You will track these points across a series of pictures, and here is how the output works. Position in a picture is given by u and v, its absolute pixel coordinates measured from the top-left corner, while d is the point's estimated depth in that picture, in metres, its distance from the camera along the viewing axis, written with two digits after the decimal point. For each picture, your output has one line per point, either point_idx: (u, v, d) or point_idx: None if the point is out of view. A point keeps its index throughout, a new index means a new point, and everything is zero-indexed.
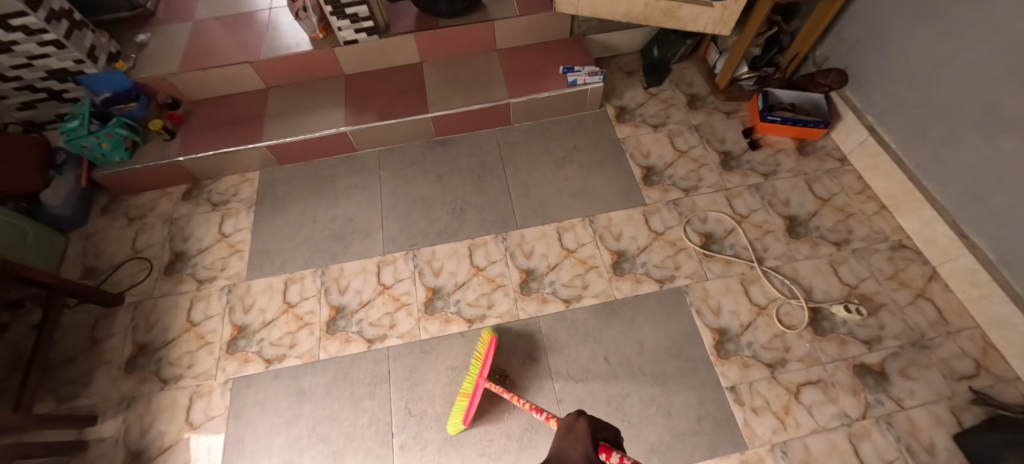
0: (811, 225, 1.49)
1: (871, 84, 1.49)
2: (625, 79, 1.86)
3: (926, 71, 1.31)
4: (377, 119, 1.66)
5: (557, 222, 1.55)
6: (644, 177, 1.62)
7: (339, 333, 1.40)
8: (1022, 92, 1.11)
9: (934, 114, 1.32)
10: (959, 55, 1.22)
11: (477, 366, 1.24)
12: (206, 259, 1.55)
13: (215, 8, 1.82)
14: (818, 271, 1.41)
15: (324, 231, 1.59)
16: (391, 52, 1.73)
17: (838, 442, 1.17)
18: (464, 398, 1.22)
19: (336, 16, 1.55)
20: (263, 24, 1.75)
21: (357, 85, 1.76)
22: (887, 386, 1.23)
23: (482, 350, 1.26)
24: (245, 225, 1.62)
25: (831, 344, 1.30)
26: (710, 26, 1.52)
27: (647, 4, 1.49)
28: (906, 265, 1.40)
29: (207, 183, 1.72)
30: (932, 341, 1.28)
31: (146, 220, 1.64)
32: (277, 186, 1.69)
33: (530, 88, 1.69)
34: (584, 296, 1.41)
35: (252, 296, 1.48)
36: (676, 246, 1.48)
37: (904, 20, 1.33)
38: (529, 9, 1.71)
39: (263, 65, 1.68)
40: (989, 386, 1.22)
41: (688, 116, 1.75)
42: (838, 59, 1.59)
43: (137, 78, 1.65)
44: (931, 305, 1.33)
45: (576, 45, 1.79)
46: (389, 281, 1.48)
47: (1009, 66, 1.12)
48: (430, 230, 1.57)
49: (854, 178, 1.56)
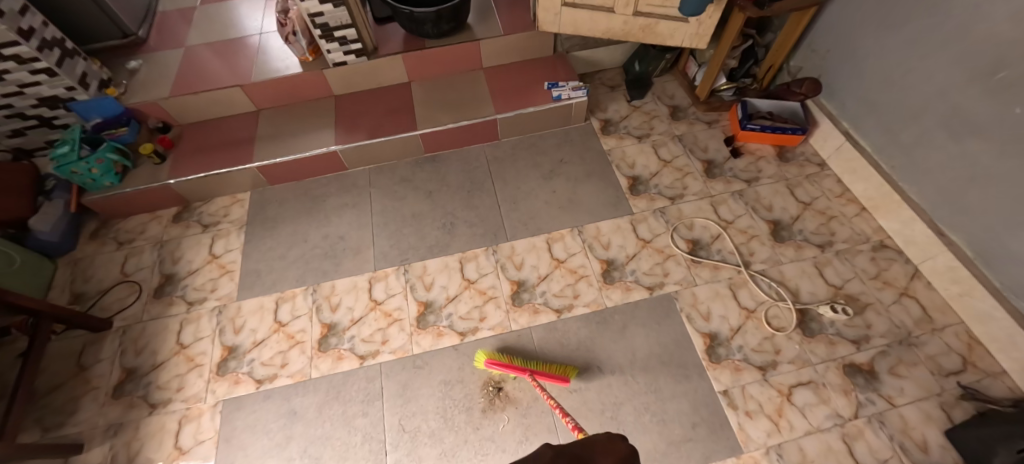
0: (795, 229, 1.52)
1: (844, 91, 1.54)
2: (609, 94, 1.91)
3: (895, 77, 1.36)
4: (366, 137, 1.69)
5: (546, 233, 1.57)
6: (631, 187, 1.65)
7: (331, 350, 1.40)
8: (987, 93, 1.15)
9: (905, 118, 1.37)
10: (922, 62, 1.27)
11: (537, 367, 1.27)
12: (196, 281, 1.55)
13: (206, 34, 1.86)
14: (803, 273, 1.43)
15: (315, 250, 1.60)
16: (380, 73, 1.77)
17: (831, 443, 1.18)
18: (509, 361, 1.28)
19: (325, 39, 1.60)
20: (254, 49, 1.79)
21: (347, 105, 1.79)
22: (877, 385, 1.25)
23: (552, 369, 1.28)
24: (236, 245, 1.62)
25: (821, 345, 1.31)
26: (686, 41, 1.59)
27: (625, 21, 1.56)
28: (889, 265, 1.43)
29: (198, 205, 1.73)
30: (918, 339, 1.30)
31: (135, 244, 1.63)
32: (268, 207, 1.70)
33: (516, 104, 1.73)
34: (575, 306, 1.42)
35: (242, 317, 1.47)
36: (664, 253, 1.50)
37: (871, 30, 1.39)
38: (514, 28, 1.76)
39: (254, 87, 1.71)
40: (977, 381, 1.23)
41: (671, 127, 1.79)
42: (811, 69, 1.66)
43: (129, 103, 1.67)
44: (915, 303, 1.36)
45: (560, 62, 1.84)
46: (381, 296, 1.48)
47: (971, 70, 1.17)
48: (421, 245, 1.58)
49: (834, 182, 1.61)
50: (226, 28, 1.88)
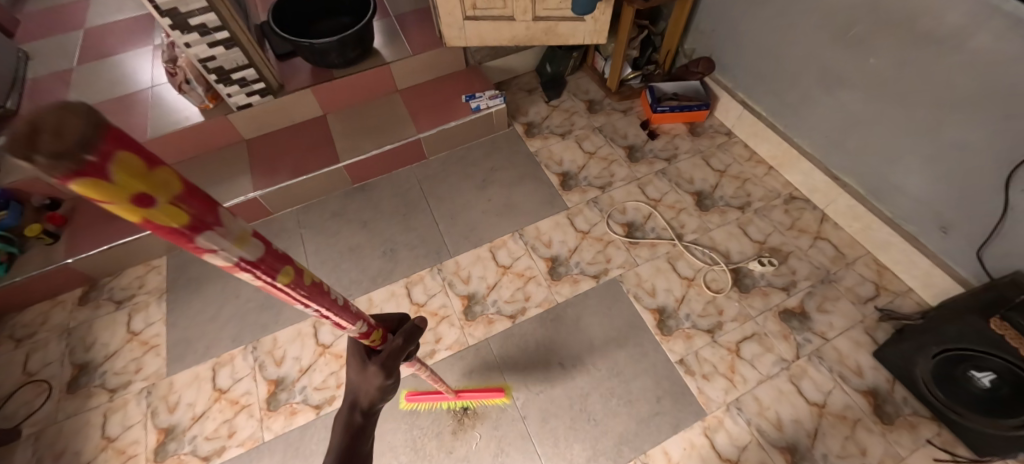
0: (716, 196, 1.62)
1: (734, 65, 1.67)
2: (527, 98, 1.95)
3: (772, 46, 1.49)
4: (287, 178, 1.62)
5: (488, 242, 1.57)
6: (562, 184, 1.69)
7: (283, 407, 1.31)
8: (846, 49, 1.28)
9: (787, 81, 1.50)
10: (791, 30, 1.41)
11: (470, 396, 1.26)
12: (116, 364, 1.40)
13: (89, 94, 1.71)
14: (730, 235, 1.53)
15: (249, 303, 1.50)
16: (290, 109, 1.71)
17: (782, 387, 1.25)
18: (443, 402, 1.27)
19: (223, 82, 1.53)
20: (146, 103, 1.67)
21: (260, 148, 1.71)
22: (810, 324, 1.35)
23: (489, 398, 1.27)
24: (158, 317, 1.49)
25: (757, 298, 1.40)
26: (588, 39, 1.66)
27: (527, 27, 1.61)
28: (801, 214, 1.56)
29: (107, 281, 1.57)
30: (837, 275, 1.43)
31: (37, 337, 1.46)
32: (190, 268, 1.59)
33: (437, 120, 1.73)
34: (528, 308, 1.43)
35: (177, 392, 1.35)
36: (603, 240, 1.55)
37: (745, 7, 1.52)
38: (422, 47, 1.76)
39: (152, 144, 1.60)
40: (890, 302, 1.36)
41: (590, 120, 1.87)
42: (703, 49, 1.79)
43: (4, 183, 1.50)
44: (829, 244, 1.49)
45: (474, 74, 1.87)
46: (328, 340, 1.41)
47: (829, 31, 1.31)
48: (363, 277, 1.53)
49: (742, 147, 1.73)
50: (112, 85, 1.73)
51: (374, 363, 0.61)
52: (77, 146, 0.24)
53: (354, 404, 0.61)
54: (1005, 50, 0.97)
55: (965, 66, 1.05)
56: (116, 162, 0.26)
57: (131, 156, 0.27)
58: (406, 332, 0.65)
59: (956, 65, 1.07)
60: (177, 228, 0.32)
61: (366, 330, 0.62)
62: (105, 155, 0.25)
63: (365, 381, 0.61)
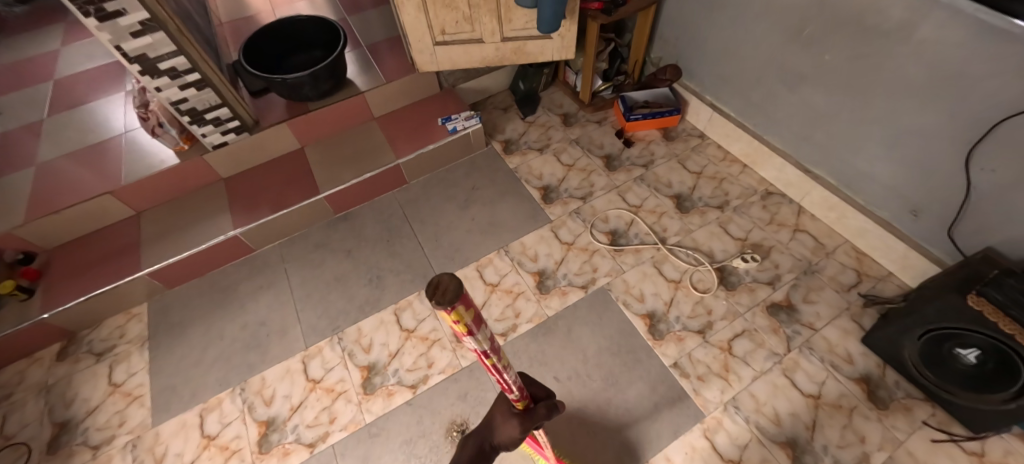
0: (695, 197, 1.65)
1: (699, 70, 1.72)
2: (503, 116, 1.98)
3: (733, 49, 1.54)
4: (267, 213, 1.61)
5: (474, 262, 1.57)
6: (543, 197, 1.71)
7: (275, 448, 1.28)
8: (802, 46, 1.33)
9: (750, 81, 1.55)
10: (749, 32, 1.46)
11: None
12: (99, 419, 1.35)
13: (60, 144, 1.69)
14: (712, 235, 1.55)
15: (235, 343, 1.47)
16: (267, 145, 1.71)
17: (776, 381, 1.26)
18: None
19: (196, 123, 1.52)
20: (119, 149, 1.66)
21: (239, 185, 1.70)
22: (797, 316, 1.36)
23: None
24: (141, 366, 1.45)
25: (743, 294, 1.42)
26: (556, 55, 1.70)
27: (497, 48, 1.64)
28: (778, 208, 1.59)
29: (86, 333, 1.53)
30: (818, 265, 1.45)
31: (13, 398, 1.40)
32: (172, 312, 1.56)
33: (415, 144, 1.74)
34: (518, 324, 1.42)
35: (164, 443, 1.31)
36: (589, 250, 1.55)
37: (705, 14, 1.57)
38: (396, 74, 1.79)
39: (128, 190, 1.58)
40: (873, 288, 1.39)
41: (566, 133, 1.89)
42: (669, 57, 1.84)
43: None
44: (808, 235, 1.51)
45: (449, 96, 1.90)
46: (318, 374, 1.39)
47: (784, 32, 1.35)
48: (350, 308, 1.51)
49: (715, 148, 1.77)
50: (83, 133, 1.72)
51: (516, 418, 0.64)
52: (447, 301, 0.40)
53: (485, 441, 0.65)
54: (948, 37, 1.01)
55: (912, 55, 1.09)
56: (459, 304, 0.42)
57: (465, 298, 0.43)
58: (551, 405, 0.67)
59: (904, 54, 1.11)
60: (464, 332, 0.46)
61: (520, 395, 0.64)
62: (458, 302, 0.41)
63: (504, 431, 0.63)
